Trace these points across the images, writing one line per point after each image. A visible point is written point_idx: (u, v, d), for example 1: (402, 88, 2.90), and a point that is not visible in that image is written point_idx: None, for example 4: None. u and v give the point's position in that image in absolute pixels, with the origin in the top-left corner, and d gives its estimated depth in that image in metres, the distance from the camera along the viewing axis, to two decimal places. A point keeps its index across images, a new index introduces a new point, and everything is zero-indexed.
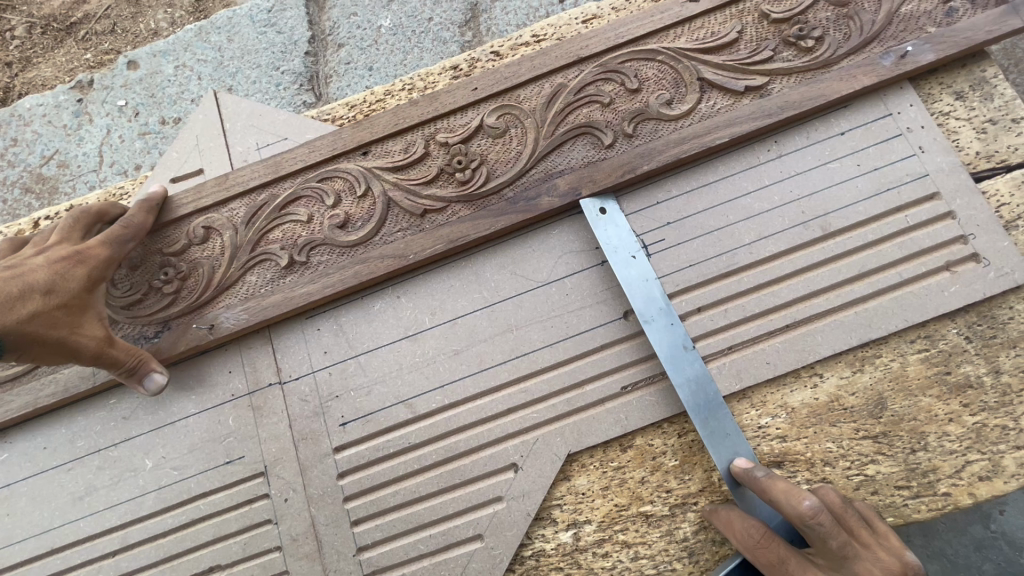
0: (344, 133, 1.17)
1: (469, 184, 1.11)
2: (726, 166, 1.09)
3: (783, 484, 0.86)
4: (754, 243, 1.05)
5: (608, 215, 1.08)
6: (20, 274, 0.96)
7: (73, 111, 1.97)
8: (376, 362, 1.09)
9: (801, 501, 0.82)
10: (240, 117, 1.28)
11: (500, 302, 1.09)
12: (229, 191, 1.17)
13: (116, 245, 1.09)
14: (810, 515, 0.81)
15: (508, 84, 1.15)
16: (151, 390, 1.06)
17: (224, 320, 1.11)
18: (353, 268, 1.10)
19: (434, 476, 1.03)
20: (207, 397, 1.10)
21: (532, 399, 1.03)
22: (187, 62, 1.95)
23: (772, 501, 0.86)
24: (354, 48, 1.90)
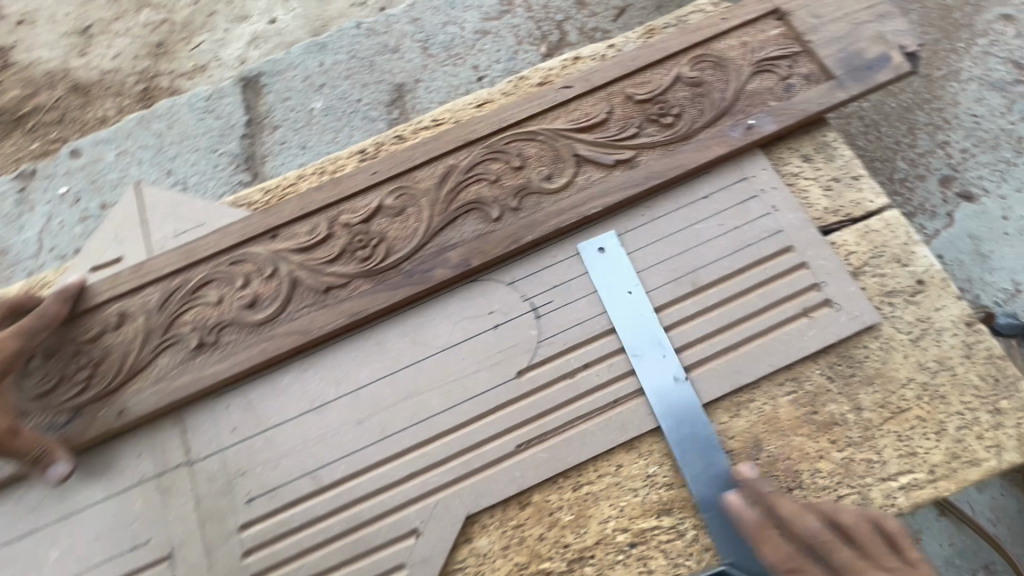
0: (254, 219, 1.25)
1: (370, 261, 1.20)
2: (600, 249, 1.18)
3: (788, 504, 0.96)
4: (632, 320, 1.12)
5: (607, 253, 1.17)
6: None
7: (16, 200, 2.04)
8: (282, 436, 1.12)
9: (808, 524, 0.92)
10: (160, 206, 1.35)
11: (401, 370, 1.14)
12: (143, 279, 1.23)
13: (24, 338, 1.14)
14: (818, 535, 0.91)
15: (404, 168, 1.25)
16: (59, 480, 1.08)
17: (133, 404, 1.14)
18: (259, 346, 1.15)
19: (336, 548, 1.04)
20: (113, 482, 1.12)
21: (432, 462, 1.07)
22: (129, 149, 2.05)
23: (777, 521, 0.95)
24: (289, 129, 2.03)
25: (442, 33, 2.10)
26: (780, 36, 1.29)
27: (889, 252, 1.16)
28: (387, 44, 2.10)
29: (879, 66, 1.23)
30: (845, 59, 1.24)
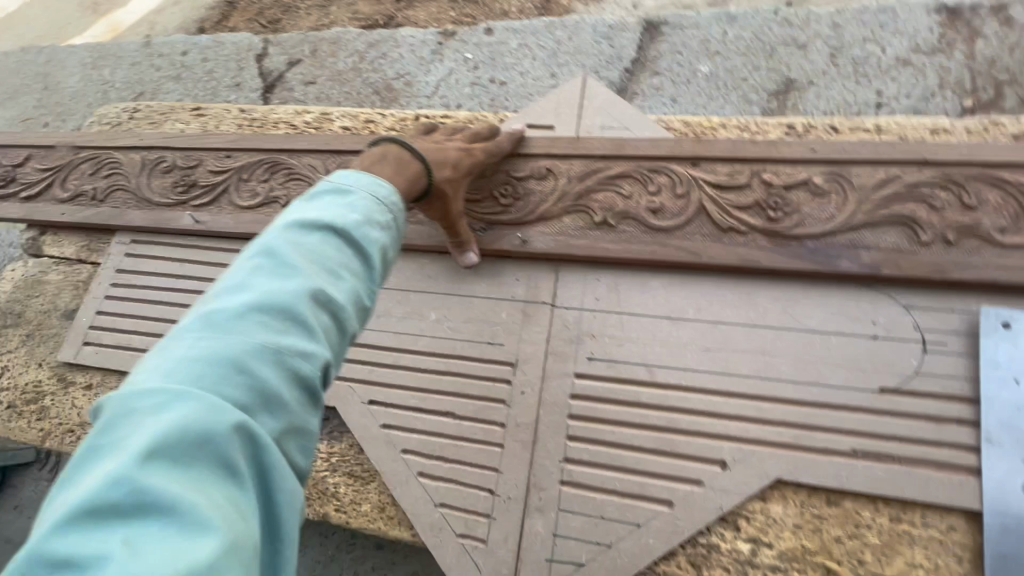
0: (685, 143, 1.38)
1: (777, 223, 1.26)
2: (1004, 326, 1.09)
3: None
4: (1005, 410, 1.04)
5: (1011, 331, 1.08)
6: (441, 148, 1.30)
7: (433, 49, 2.51)
8: (634, 325, 1.27)
9: None
10: (598, 99, 1.55)
11: (762, 326, 1.21)
12: (575, 150, 1.44)
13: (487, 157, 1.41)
14: None
15: (845, 157, 1.27)
16: (470, 266, 1.40)
17: (534, 241, 1.37)
18: (651, 247, 1.30)
19: (648, 435, 1.17)
20: (495, 289, 1.38)
21: (762, 417, 1.14)
22: (530, 44, 2.38)
23: None
24: (667, 80, 2.18)
25: (858, 48, 2.04)
26: None
27: None
28: (796, 39, 2.11)
29: None
30: None
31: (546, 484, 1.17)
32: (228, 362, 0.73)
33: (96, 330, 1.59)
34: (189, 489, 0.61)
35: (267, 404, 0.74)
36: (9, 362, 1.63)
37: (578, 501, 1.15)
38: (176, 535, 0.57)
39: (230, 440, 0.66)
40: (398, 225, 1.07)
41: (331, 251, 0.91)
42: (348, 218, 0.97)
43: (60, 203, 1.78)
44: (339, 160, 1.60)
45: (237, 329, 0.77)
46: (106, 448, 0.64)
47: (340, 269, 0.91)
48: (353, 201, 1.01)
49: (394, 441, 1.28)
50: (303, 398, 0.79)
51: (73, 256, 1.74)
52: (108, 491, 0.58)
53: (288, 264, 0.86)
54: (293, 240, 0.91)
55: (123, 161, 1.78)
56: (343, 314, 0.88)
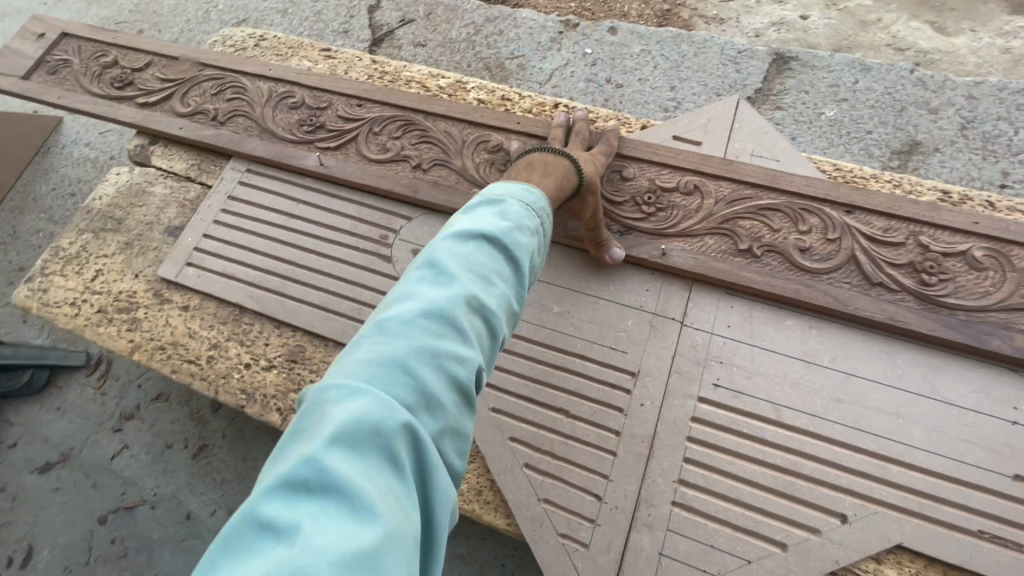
0: (843, 188, 1.36)
1: (930, 288, 1.24)
2: None
3: None
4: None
5: None
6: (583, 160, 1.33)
7: (552, 37, 2.47)
8: (765, 360, 1.25)
9: None
10: (750, 125, 1.53)
11: (899, 388, 1.19)
12: (726, 173, 1.41)
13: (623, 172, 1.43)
14: None
15: (1010, 237, 1.25)
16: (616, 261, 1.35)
17: (673, 255, 1.35)
18: (796, 285, 1.28)
19: (769, 473, 1.15)
20: (630, 297, 1.35)
21: (890, 479, 1.12)
22: (654, 52, 2.35)
23: None
24: (789, 116, 2.15)
25: (990, 124, 2.01)
26: None
27: None
28: (927, 102, 2.08)
29: None
30: None
31: (657, 502, 1.15)
32: (400, 357, 0.66)
33: (201, 253, 1.56)
34: (365, 480, 0.53)
35: (433, 406, 0.65)
36: (105, 267, 1.61)
37: (689, 525, 1.13)
38: (354, 519, 0.50)
39: (402, 433, 0.59)
40: (544, 235, 0.99)
41: (488, 252, 0.84)
42: (501, 222, 0.90)
43: (178, 117, 1.75)
44: (476, 131, 1.57)
45: (407, 321, 0.71)
46: (291, 431, 0.59)
47: (491, 275, 0.82)
48: (506, 204, 0.94)
49: (502, 426, 1.26)
50: (459, 404, 0.69)
51: (182, 174, 1.71)
52: (293, 468, 0.52)
53: (449, 262, 0.79)
54: (453, 237, 0.85)
55: (248, 87, 1.75)
56: (497, 319, 0.79)
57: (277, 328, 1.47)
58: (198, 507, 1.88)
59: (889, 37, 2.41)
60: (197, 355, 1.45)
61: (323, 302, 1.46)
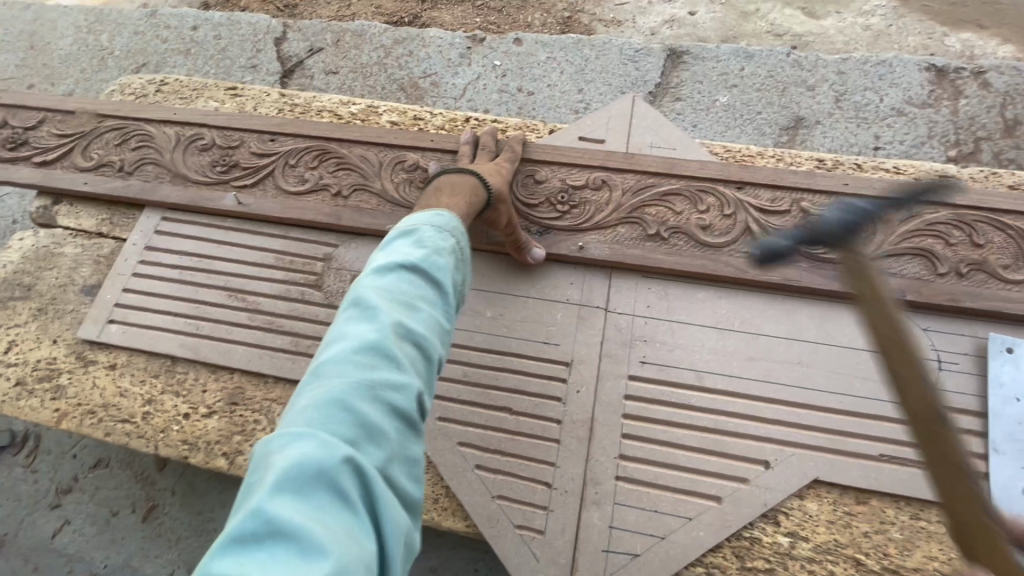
0: (732, 168, 1.50)
1: (815, 248, 1.39)
2: (1007, 350, 1.25)
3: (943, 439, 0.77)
4: (1004, 422, 1.21)
5: (1015, 354, 1.24)
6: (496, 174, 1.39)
7: (461, 52, 2.55)
8: (684, 333, 1.36)
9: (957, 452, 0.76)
10: (646, 119, 1.65)
11: (799, 341, 1.33)
12: (629, 166, 1.52)
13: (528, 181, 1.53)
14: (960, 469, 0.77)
15: (874, 193, 1.43)
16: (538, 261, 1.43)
17: (590, 248, 1.44)
18: (701, 261, 1.40)
19: (698, 435, 1.25)
20: (560, 302, 1.42)
21: (802, 423, 1.25)
22: (558, 58, 2.48)
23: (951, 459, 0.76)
24: (689, 106, 2.32)
25: (860, 94, 2.25)
26: None
27: None
28: (805, 81, 2.30)
29: None
30: None
31: (602, 479, 1.23)
32: (333, 402, 0.75)
33: (123, 308, 1.52)
34: (310, 521, 0.62)
35: (371, 439, 0.74)
36: (18, 338, 1.54)
37: (633, 496, 1.21)
38: (301, 557, 0.59)
39: (340, 471, 0.68)
40: (464, 252, 1.07)
41: (407, 284, 0.92)
42: (416, 252, 0.97)
43: (82, 172, 1.70)
44: (392, 153, 1.62)
45: (337, 371, 0.79)
46: (245, 493, 0.68)
47: (416, 304, 0.90)
48: (420, 233, 1.01)
49: (449, 433, 1.30)
50: (402, 430, 0.79)
51: (93, 230, 1.66)
52: (243, 525, 0.61)
53: (370, 305, 0.87)
54: (373, 279, 0.92)
55: (154, 134, 1.72)
56: (428, 344, 0.88)
57: (213, 372, 1.44)
58: (154, 571, 1.80)
59: (767, 25, 2.64)
60: (132, 413, 1.41)
61: (258, 340, 1.45)
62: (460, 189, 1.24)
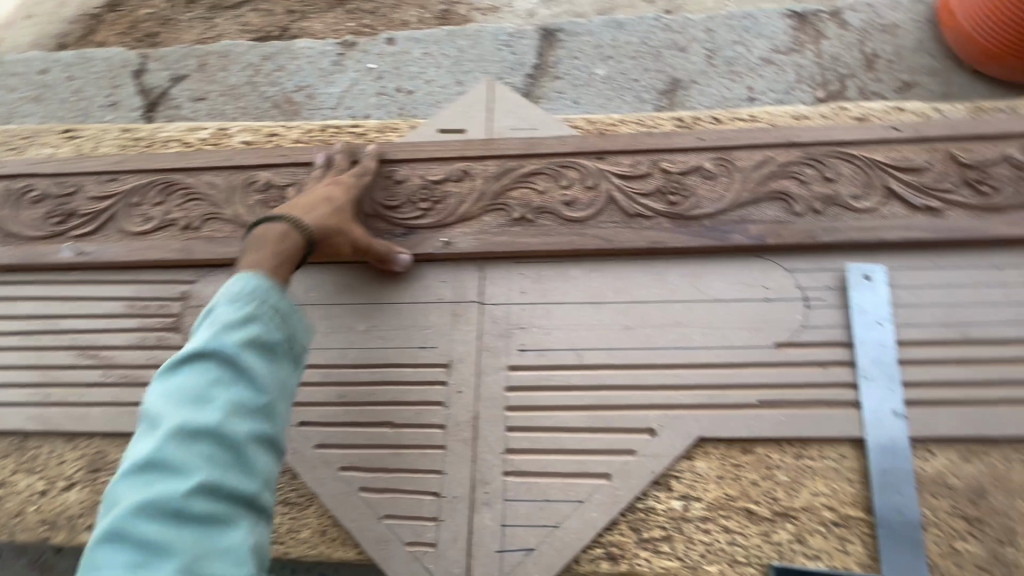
0: (590, 139, 1.47)
1: (677, 207, 1.38)
2: (866, 278, 1.28)
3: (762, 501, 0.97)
4: (872, 349, 1.23)
5: (872, 281, 1.28)
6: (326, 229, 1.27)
7: (333, 60, 2.45)
8: (560, 313, 1.33)
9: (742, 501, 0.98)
10: (507, 103, 1.60)
11: (674, 302, 1.31)
12: (489, 152, 1.48)
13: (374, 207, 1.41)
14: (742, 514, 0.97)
15: (728, 144, 1.43)
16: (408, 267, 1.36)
17: (457, 243, 1.39)
18: (569, 238, 1.37)
19: (583, 414, 1.23)
20: (433, 312, 1.36)
21: (681, 384, 1.24)
22: (433, 52, 2.41)
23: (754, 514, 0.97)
24: (568, 83, 2.29)
25: (730, 49, 2.28)
26: None
27: None
28: (677, 43, 2.31)
29: None
30: None
31: (491, 477, 1.19)
32: (113, 535, 0.69)
33: None
34: None
35: (160, 558, 0.68)
36: None
37: (523, 489, 1.18)
38: None
39: None
40: (279, 304, 0.98)
41: (199, 368, 0.85)
42: (207, 330, 0.89)
43: None
44: (242, 175, 1.52)
45: (120, 497, 0.73)
46: None
47: (209, 388, 0.83)
48: (215, 310, 0.93)
49: (330, 459, 1.24)
50: (206, 530, 0.72)
51: None
52: None
53: (155, 410, 0.81)
54: (166, 378, 0.85)
55: None
56: (227, 425, 0.80)
57: (70, 441, 1.32)
58: None
59: None
60: None
61: (115, 397, 1.34)
62: (261, 259, 1.10)
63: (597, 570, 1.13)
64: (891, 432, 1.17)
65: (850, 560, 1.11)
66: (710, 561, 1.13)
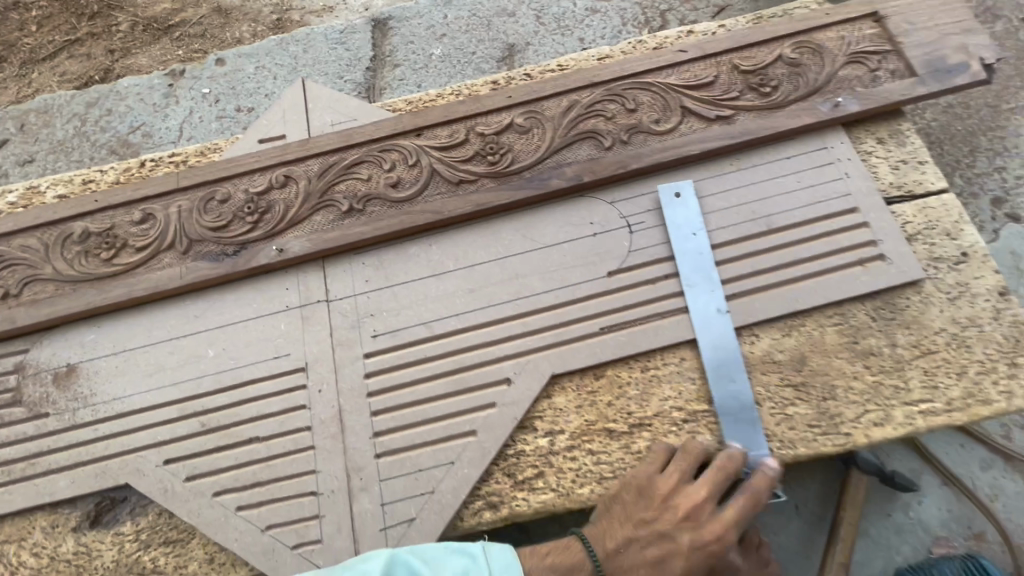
0: (404, 119, 1.49)
1: (497, 165, 1.43)
2: (676, 196, 1.36)
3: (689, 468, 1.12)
4: (690, 257, 1.31)
5: (681, 198, 1.36)
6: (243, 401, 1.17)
7: (164, 93, 2.35)
8: (406, 292, 1.35)
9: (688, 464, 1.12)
10: (322, 99, 1.58)
11: (510, 256, 1.36)
12: (308, 152, 1.47)
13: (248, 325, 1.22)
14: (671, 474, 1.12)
15: (535, 96, 1.48)
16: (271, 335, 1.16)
17: (291, 248, 1.39)
18: (399, 218, 1.39)
19: (442, 382, 1.27)
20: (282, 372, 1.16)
21: (527, 330, 1.30)
22: (267, 65, 2.35)
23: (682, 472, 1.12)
24: (408, 69, 2.29)
25: (556, 6, 2.34)
26: (875, 35, 1.47)
27: (941, 226, 1.33)
28: (505, 9, 2.35)
29: (959, 71, 1.40)
30: (928, 60, 1.42)
31: (363, 463, 1.22)
32: None
33: None
34: None
35: None
36: None
37: (396, 466, 1.21)
38: None
39: None
40: None
41: None
42: None
43: None
44: (56, 230, 1.45)
45: None
46: None
47: None
48: None
49: (202, 489, 1.23)
50: None
51: None
52: None
53: None
54: None
55: None
56: None
57: None
58: None
59: None
60: None
61: None
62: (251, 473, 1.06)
63: (480, 520, 1.19)
64: (717, 326, 1.27)
65: None
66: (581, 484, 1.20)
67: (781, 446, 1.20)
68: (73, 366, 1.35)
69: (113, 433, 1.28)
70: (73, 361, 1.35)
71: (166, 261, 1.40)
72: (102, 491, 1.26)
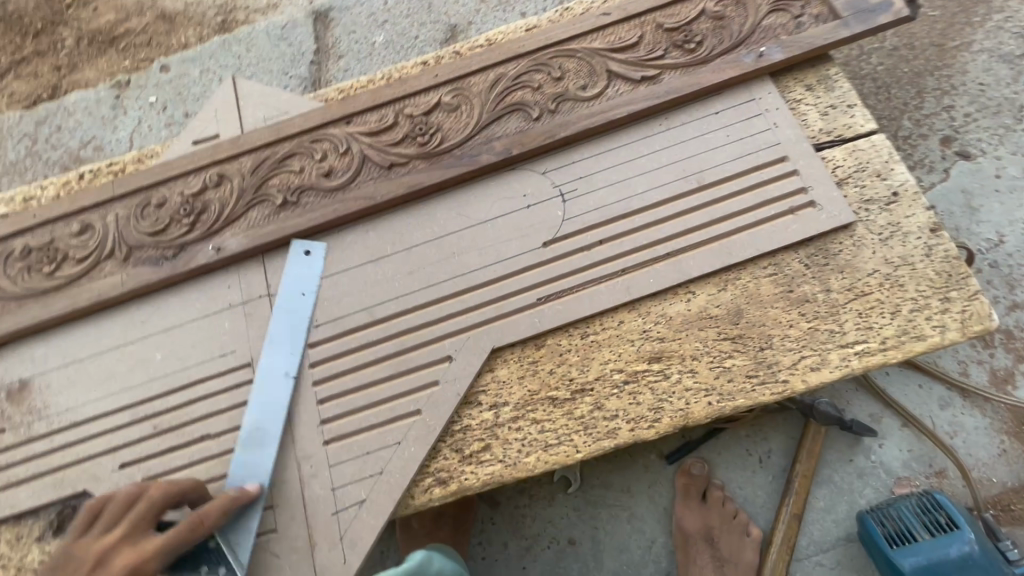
0: (333, 107, 1.48)
1: (427, 146, 1.43)
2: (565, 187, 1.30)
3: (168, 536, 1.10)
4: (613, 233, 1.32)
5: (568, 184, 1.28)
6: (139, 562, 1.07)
7: (111, 105, 2.34)
8: (345, 280, 1.36)
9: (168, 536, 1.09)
10: (252, 95, 1.57)
11: (446, 235, 1.36)
12: (239, 149, 1.47)
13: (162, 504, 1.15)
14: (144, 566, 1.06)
15: (461, 73, 1.47)
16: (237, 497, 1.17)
17: (228, 246, 1.39)
18: (333, 207, 1.39)
19: (385, 365, 1.28)
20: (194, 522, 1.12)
21: (466, 307, 1.30)
22: (212, 68, 2.34)
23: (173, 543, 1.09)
24: (352, 59, 2.28)
25: None
26: None
27: (871, 167, 1.33)
28: None
29: (881, 11, 1.39)
30: (851, 3, 1.41)
31: (313, 450, 1.24)
32: None
33: None
34: None
35: None
36: None
37: (345, 450, 1.23)
38: None
39: None
40: None
41: None
42: None
43: None
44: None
45: None
46: None
47: None
48: None
49: None
50: None
51: None
52: None
53: None
54: None
55: None
56: None
57: None
58: None
59: None
60: None
61: None
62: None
63: (431, 496, 1.21)
64: (652, 287, 1.28)
65: (642, 409, 1.21)
66: (527, 453, 1.22)
67: (721, 399, 1.20)
68: (25, 380, 1.36)
69: (69, 442, 1.31)
70: (25, 375, 1.37)
71: (108, 269, 1.41)
72: (63, 499, 1.28)
